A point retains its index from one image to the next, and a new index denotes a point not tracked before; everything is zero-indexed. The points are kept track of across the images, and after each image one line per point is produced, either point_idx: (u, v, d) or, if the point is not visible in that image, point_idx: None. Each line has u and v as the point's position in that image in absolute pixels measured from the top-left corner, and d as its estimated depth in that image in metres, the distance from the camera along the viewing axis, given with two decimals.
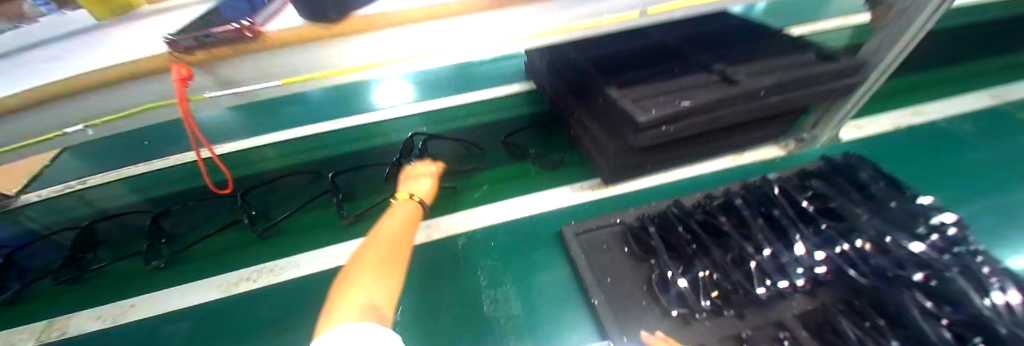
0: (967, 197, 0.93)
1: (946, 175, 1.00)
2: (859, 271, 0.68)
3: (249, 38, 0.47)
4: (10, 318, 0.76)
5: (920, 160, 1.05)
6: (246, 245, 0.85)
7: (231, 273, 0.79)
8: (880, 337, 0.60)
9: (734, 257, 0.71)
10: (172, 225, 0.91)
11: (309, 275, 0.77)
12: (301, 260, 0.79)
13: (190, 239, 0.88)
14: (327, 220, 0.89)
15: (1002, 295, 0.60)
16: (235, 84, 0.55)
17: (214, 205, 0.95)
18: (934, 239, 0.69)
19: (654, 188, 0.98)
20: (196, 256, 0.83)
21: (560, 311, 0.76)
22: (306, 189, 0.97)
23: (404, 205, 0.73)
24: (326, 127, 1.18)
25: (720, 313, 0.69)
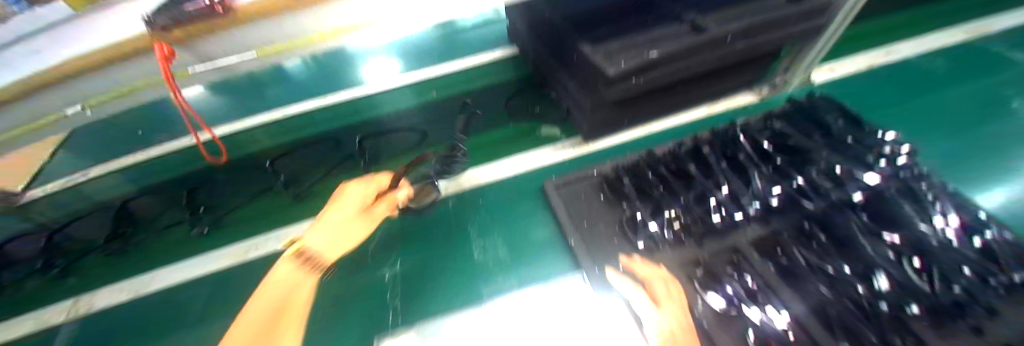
0: (944, 141, 0.89)
1: (924, 118, 0.95)
2: (813, 200, 0.67)
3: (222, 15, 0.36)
4: (67, 289, 0.91)
5: (901, 105, 0.99)
6: (281, 204, 0.99)
7: (251, 238, 0.94)
8: (826, 258, 0.61)
9: (696, 194, 0.72)
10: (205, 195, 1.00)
11: None
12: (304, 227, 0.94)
13: (224, 207, 0.99)
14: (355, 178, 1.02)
15: (942, 222, 0.60)
16: (213, 59, 0.54)
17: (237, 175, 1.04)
18: (883, 166, 0.68)
19: (638, 140, 0.97)
20: (233, 220, 0.98)
21: (543, 253, 0.78)
22: (330, 156, 1.06)
23: (292, 265, 0.59)
24: (312, 104, 1.14)
25: (680, 242, 0.68)
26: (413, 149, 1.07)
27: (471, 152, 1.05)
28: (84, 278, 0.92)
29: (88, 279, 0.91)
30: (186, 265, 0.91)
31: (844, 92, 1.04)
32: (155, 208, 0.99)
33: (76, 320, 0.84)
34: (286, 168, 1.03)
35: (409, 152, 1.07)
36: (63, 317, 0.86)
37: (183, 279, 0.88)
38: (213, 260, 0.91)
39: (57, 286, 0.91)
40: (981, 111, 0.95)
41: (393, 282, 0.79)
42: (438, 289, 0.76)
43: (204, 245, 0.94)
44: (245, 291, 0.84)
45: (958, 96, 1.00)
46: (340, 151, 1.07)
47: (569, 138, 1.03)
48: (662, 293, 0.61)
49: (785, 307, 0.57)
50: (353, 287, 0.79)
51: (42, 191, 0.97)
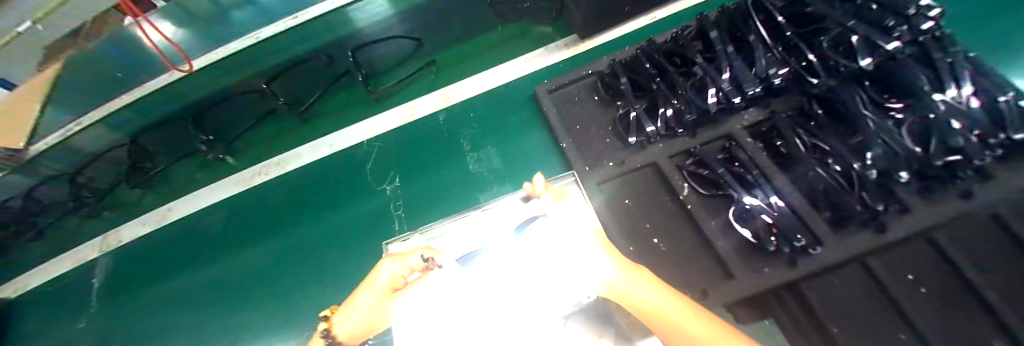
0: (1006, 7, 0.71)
1: None
2: (819, 76, 0.61)
3: None
4: (98, 223, 0.97)
5: None
6: (296, 125, 0.98)
7: (257, 163, 0.96)
8: (822, 140, 0.59)
9: (695, 83, 0.66)
10: (211, 123, 0.94)
11: (309, 164, 0.92)
12: (304, 153, 0.94)
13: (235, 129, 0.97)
14: (356, 96, 0.98)
15: (955, 91, 0.53)
16: None
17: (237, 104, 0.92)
18: (902, 28, 0.58)
19: (640, 32, 0.87)
20: (250, 142, 0.98)
21: (539, 161, 0.77)
22: (326, 74, 0.95)
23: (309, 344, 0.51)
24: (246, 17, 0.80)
25: (674, 134, 0.67)
26: (403, 63, 0.99)
27: (462, 62, 0.97)
28: (112, 213, 0.98)
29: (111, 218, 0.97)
30: (199, 195, 0.96)
31: None
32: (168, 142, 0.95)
33: (108, 253, 0.93)
34: (292, 87, 0.94)
35: (398, 68, 0.99)
36: (95, 253, 0.95)
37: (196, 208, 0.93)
38: (225, 188, 0.95)
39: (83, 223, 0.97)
40: None
41: (395, 195, 0.82)
42: (435, 205, 0.78)
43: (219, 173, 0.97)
44: (256, 215, 0.89)
45: None
46: (333, 67, 0.95)
47: (565, 38, 0.93)
48: (623, 188, 0.66)
49: (775, 194, 0.56)
50: (356, 207, 0.83)
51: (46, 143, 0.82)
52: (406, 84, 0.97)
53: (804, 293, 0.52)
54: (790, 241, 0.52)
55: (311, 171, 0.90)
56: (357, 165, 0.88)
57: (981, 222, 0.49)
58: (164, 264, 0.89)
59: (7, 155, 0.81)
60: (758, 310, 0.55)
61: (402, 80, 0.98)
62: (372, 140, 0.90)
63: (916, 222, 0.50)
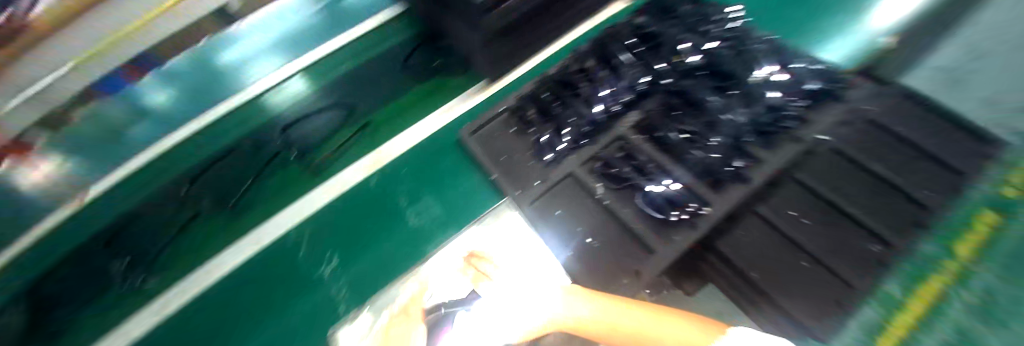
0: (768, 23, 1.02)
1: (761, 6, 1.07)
2: (671, 78, 0.78)
3: None
4: None
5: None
6: (225, 225, 0.87)
7: (150, 303, 0.78)
8: (687, 125, 0.74)
9: (585, 100, 0.80)
10: (121, 248, 0.80)
11: (236, 268, 0.82)
12: (234, 252, 0.84)
13: (154, 249, 0.82)
14: (292, 176, 0.94)
15: (764, 73, 0.75)
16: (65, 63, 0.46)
17: (166, 213, 0.85)
18: (714, 34, 0.81)
19: (535, 69, 1.00)
20: (178, 257, 0.83)
21: (475, 201, 0.84)
22: (254, 161, 0.93)
23: None
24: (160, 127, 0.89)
25: (579, 145, 0.78)
26: (332, 134, 0.98)
27: (389, 119, 1.01)
28: None
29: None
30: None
31: None
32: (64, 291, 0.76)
33: None
34: (223, 181, 0.90)
35: (329, 139, 0.98)
36: None
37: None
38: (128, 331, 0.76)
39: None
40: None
41: (335, 276, 0.81)
42: (382, 271, 0.80)
43: (127, 308, 0.77)
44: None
45: None
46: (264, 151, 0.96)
47: (474, 84, 1.03)
48: (543, 205, 0.75)
49: (672, 179, 0.70)
50: (306, 304, 0.79)
51: None
52: (341, 153, 0.97)
53: (721, 250, 0.75)
54: (685, 208, 0.66)
55: (242, 275, 0.82)
56: (291, 254, 0.84)
57: (797, 189, 0.79)
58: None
59: None
60: (697, 281, 0.79)
61: (341, 146, 0.97)
62: (299, 224, 0.86)
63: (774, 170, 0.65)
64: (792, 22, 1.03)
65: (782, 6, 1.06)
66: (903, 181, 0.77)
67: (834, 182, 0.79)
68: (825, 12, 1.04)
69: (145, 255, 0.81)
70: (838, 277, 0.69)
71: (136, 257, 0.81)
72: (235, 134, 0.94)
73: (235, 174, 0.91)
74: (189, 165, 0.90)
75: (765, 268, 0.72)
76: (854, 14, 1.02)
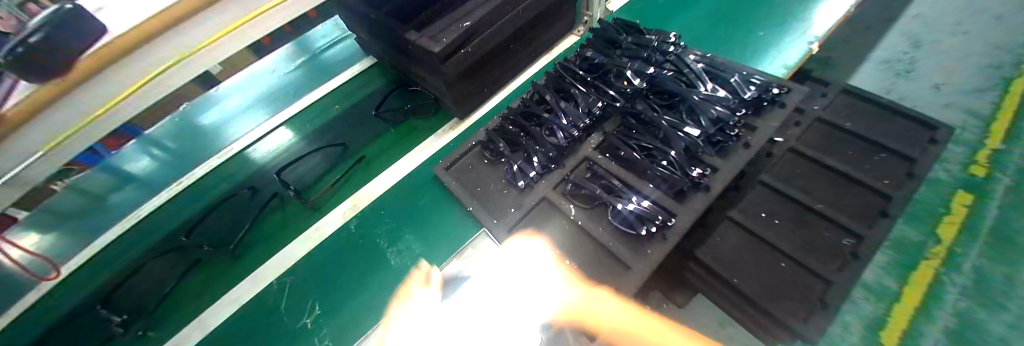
0: (709, 41, 1.13)
1: (702, 24, 1.17)
2: (621, 101, 0.83)
3: (34, 86, 0.38)
4: None
5: (683, 15, 1.19)
6: (223, 267, 0.89)
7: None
8: (644, 141, 0.78)
9: (547, 129, 0.85)
10: (122, 303, 0.85)
11: (216, 328, 0.81)
12: (221, 307, 0.83)
13: (155, 301, 0.85)
14: (288, 219, 0.95)
15: (709, 85, 0.79)
16: (35, 152, 0.43)
17: (166, 262, 0.90)
18: (658, 54, 0.85)
19: (502, 102, 1.06)
20: (183, 306, 0.84)
21: (456, 235, 0.86)
22: (249, 208, 0.97)
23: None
24: (160, 198, 0.99)
25: (550, 170, 0.81)
26: (326, 172, 1.02)
27: (371, 159, 1.04)
28: None
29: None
30: None
31: (647, 11, 1.21)
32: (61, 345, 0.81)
33: None
34: (217, 229, 0.94)
35: (324, 176, 1.01)
36: None
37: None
38: None
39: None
40: (733, 9, 1.19)
41: (317, 325, 0.79)
42: (367, 313, 0.80)
43: None
44: None
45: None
46: (259, 197, 0.99)
47: (448, 122, 1.08)
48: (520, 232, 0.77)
49: (641, 196, 0.72)
50: None
51: None
52: (338, 189, 0.99)
53: (702, 260, 0.76)
54: (652, 221, 0.68)
55: (223, 334, 0.80)
56: (270, 308, 0.82)
57: (764, 192, 0.84)
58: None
59: None
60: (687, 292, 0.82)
61: (336, 183, 1.00)
62: (281, 275, 0.86)
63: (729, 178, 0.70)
64: (737, 38, 1.12)
65: (727, 24, 1.15)
66: (850, 169, 0.83)
67: (794, 181, 0.85)
68: (764, 28, 1.14)
69: (148, 306, 0.84)
70: (812, 272, 0.71)
71: (136, 310, 0.84)
72: (221, 191, 1.00)
73: (237, 217, 0.95)
74: (179, 220, 0.96)
75: (745, 270, 0.74)
76: (781, 25, 1.14)
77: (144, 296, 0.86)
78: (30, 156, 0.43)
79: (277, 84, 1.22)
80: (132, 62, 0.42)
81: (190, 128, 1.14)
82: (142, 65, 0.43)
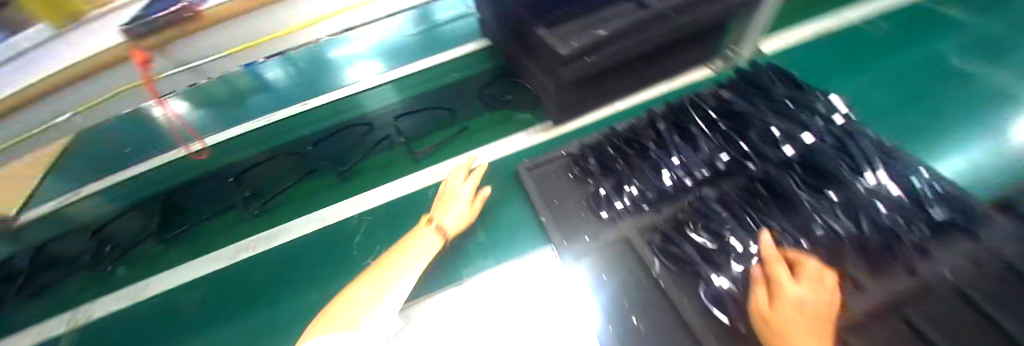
0: (881, 109, 0.94)
1: (873, 88, 0.99)
2: (755, 162, 0.73)
3: (191, 18, 0.50)
4: (82, 288, 0.99)
5: (845, 74, 1.03)
6: (333, 183, 1.08)
7: (239, 241, 1.01)
8: (770, 217, 0.67)
9: (653, 165, 0.77)
10: (257, 181, 1.13)
11: (303, 236, 0.98)
12: (315, 220, 1.00)
13: (271, 190, 1.09)
14: (389, 161, 1.10)
15: (874, 175, 0.67)
16: (191, 62, 0.56)
17: (289, 163, 1.15)
18: (818, 124, 0.73)
19: (605, 119, 0.99)
20: (291, 199, 1.07)
21: (524, 235, 0.83)
22: (365, 140, 1.17)
23: (426, 238, 0.77)
24: (294, 111, 1.29)
25: (641, 210, 0.74)
26: (427, 135, 1.13)
27: (463, 134, 1.11)
28: (100, 283, 1.00)
29: (52, 275, 1.01)
30: (195, 264, 0.99)
31: (801, 66, 1.07)
32: (202, 195, 1.13)
33: (72, 332, 0.91)
34: (331, 149, 1.17)
35: (431, 135, 1.13)
36: (59, 329, 0.92)
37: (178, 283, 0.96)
38: (224, 257, 0.98)
39: (60, 279, 1.01)
40: (919, 80, 0.99)
41: None
42: None
43: (235, 234, 1.03)
44: (239, 290, 0.91)
45: (893, 65, 1.03)
46: (372, 134, 1.18)
47: (541, 123, 1.06)
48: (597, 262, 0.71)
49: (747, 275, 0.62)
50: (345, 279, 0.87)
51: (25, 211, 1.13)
52: (437, 151, 1.08)
53: None
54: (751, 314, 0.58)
55: (299, 244, 0.96)
56: (348, 237, 0.95)
57: None
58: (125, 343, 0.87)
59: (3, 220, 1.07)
60: None
61: (439, 142, 1.10)
62: (363, 213, 0.99)
63: (873, 304, 0.55)
64: (919, 120, 0.90)
65: (906, 102, 0.94)
66: None
67: None
68: (968, 116, 0.88)
69: (268, 192, 1.09)
70: None
71: (255, 192, 1.10)
72: (336, 122, 1.24)
73: (344, 148, 1.16)
74: (304, 132, 1.24)
75: None
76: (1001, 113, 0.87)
77: (264, 181, 1.12)
78: (212, 56, 0.56)
79: (400, 41, 1.44)
80: (284, 8, 0.54)
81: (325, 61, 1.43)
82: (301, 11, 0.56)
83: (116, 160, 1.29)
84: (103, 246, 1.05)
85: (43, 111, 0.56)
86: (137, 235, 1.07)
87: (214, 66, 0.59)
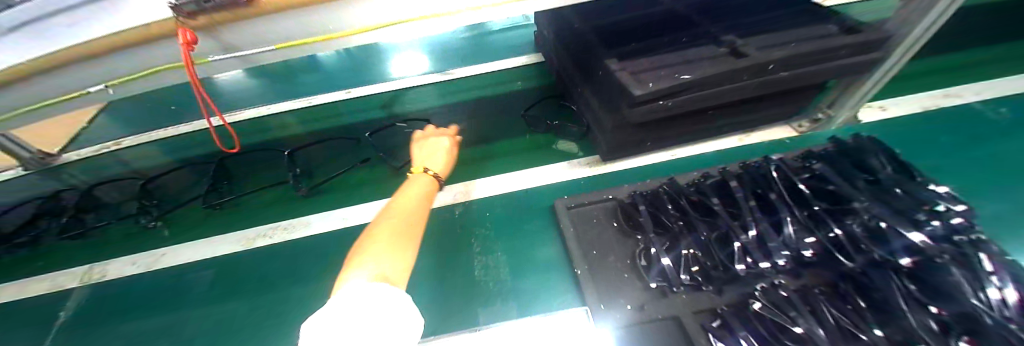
0: (995, 195, 0.79)
1: (982, 171, 0.84)
2: (852, 258, 0.61)
3: (244, 4, 0.44)
4: (103, 243, 1.00)
5: (945, 150, 0.90)
6: (382, 177, 1.04)
7: (276, 221, 0.98)
8: (863, 323, 0.55)
9: (719, 235, 0.66)
10: (307, 161, 1.11)
11: (323, 233, 0.93)
12: (350, 214, 0.96)
13: (329, 174, 1.06)
14: None
15: (998, 292, 0.53)
16: (239, 50, 0.52)
17: (340, 147, 1.14)
18: (935, 226, 0.59)
19: (662, 165, 0.89)
20: (325, 189, 1.03)
21: (556, 279, 0.74)
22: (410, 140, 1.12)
23: (419, 178, 0.74)
24: (338, 97, 1.32)
25: (699, 288, 0.65)
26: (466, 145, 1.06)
27: (503, 153, 1.03)
28: (118, 240, 1.00)
29: (98, 217, 1.05)
30: (211, 241, 0.96)
31: (888, 134, 0.95)
32: (249, 166, 1.13)
33: (85, 287, 0.90)
34: (382, 143, 1.12)
35: (477, 143, 1.06)
36: (73, 283, 0.92)
37: (186, 261, 0.92)
38: (239, 243, 0.94)
39: (109, 225, 1.03)
40: None
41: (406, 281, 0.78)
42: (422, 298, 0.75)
43: (259, 214, 1.00)
44: (246, 278, 0.86)
45: (1011, 150, 0.88)
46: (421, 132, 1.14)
47: (585, 156, 0.97)
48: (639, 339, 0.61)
49: None
50: None
51: (78, 155, 1.25)
52: (473, 163, 1.02)
53: None
54: None
55: (311, 241, 0.91)
56: None
57: None
58: (123, 310, 0.85)
59: (43, 157, 1.21)
60: None
61: (479, 155, 1.03)
62: None
63: None
64: None
65: (1014, 186, 0.80)
66: None
67: None
68: None
69: (316, 177, 1.06)
70: None
71: (307, 170, 1.08)
72: (382, 116, 1.21)
73: (401, 141, 1.12)
74: (345, 122, 1.22)
75: None
76: None
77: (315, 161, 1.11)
78: (263, 46, 0.52)
79: (450, 44, 1.46)
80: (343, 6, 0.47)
81: (377, 53, 1.48)
82: (360, 17, 0.49)
83: (167, 122, 1.36)
84: (148, 199, 1.05)
85: (64, 80, 0.51)
86: (184, 195, 1.08)
87: (259, 56, 0.55)
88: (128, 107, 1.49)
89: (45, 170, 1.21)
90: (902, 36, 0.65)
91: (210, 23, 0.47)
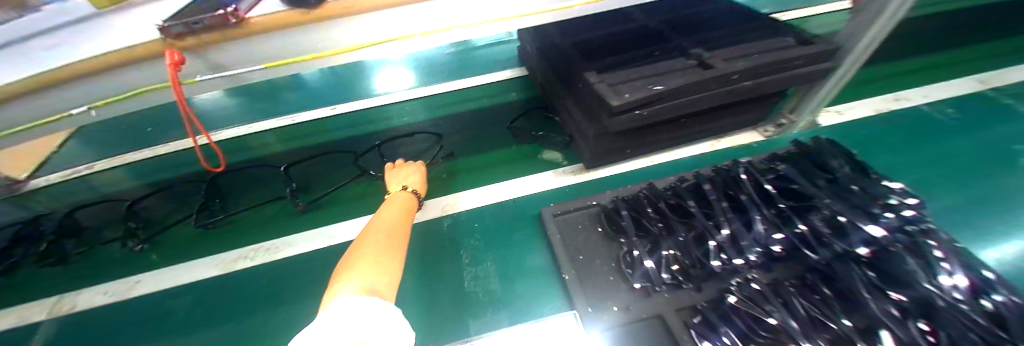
0: (943, 189, 0.86)
1: (933, 167, 0.92)
2: (817, 251, 0.66)
3: (234, 24, 0.46)
4: (75, 271, 0.96)
5: (900, 149, 0.98)
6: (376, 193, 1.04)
7: (255, 243, 0.96)
8: (830, 312, 0.59)
9: (696, 235, 0.70)
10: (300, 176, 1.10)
11: (313, 251, 0.92)
12: (343, 228, 0.96)
13: (323, 190, 1.06)
14: None
15: (949, 278, 0.57)
16: (228, 68, 0.53)
17: (334, 162, 1.13)
18: (889, 218, 0.63)
19: (641, 171, 0.93)
20: (315, 204, 1.03)
21: (545, 285, 0.76)
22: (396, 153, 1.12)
23: (399, 196, 0.79)
24: (323, 114, 1.32)
25: (680, 286, 0.68)
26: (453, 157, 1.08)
27: (490, 164, 1.05)
28: (92, 267, 0.96)
29: (81, 243, 1.01)
30: (192, 264, 0.94)
31: (847, 136, 1.02)
32: (242, 184, 1.11)
33: (55, 319, 0.86)
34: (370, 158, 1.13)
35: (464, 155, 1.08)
36: (42, 316, 0.87)
37: (166, 286, 0.90)
38: (222, 265, 0.92)
39: (93, 250, 1.00)
40: (980, 164, 0.92)
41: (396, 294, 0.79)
42: (415, 311, 0.75)
43: (244, 233, 0.99)
44: (232, 299, 0.85)
45: (955, 148, 0.96)
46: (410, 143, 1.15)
47: (570, 165, 1.01)
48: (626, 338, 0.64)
49: None
50: None
51: (47, 180, 1.20)
52: (461, 175, 1.03)
53: None
54: None
55: (298, 259, 0.91)
56: None
57: None
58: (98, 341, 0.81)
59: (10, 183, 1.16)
60: None
61: (466, 168, 1.05)
62: None
63: None
64: (977, 201, 0.83)
65: (960, 180, 0.88)
66: None
67: None
68: None
69: (309, 193, 1.05)
70: None
71: (303, 184, 1.07)
72: (369, 131, 1.22)
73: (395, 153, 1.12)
74: (331, 138, 1.22)
75: None
76: None
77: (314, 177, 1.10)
78: (254, 66, 0.53)
79: (434, 59, 1.49)
80: (333, 24, 0.49)
81: (361, 70, 1.49)
82: (350, 36, 0.51)
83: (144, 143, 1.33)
84: (136, 221, 1.02)
85: (44, 103, 0.51)
86: (170, 217, 1.05)
87: (249, 75, 0.55)
88: (101, 129, 1.45)
89: (11, 197, 1.16)
90: (851, 47, 0.72)
91: (197, 44, 0.48)
